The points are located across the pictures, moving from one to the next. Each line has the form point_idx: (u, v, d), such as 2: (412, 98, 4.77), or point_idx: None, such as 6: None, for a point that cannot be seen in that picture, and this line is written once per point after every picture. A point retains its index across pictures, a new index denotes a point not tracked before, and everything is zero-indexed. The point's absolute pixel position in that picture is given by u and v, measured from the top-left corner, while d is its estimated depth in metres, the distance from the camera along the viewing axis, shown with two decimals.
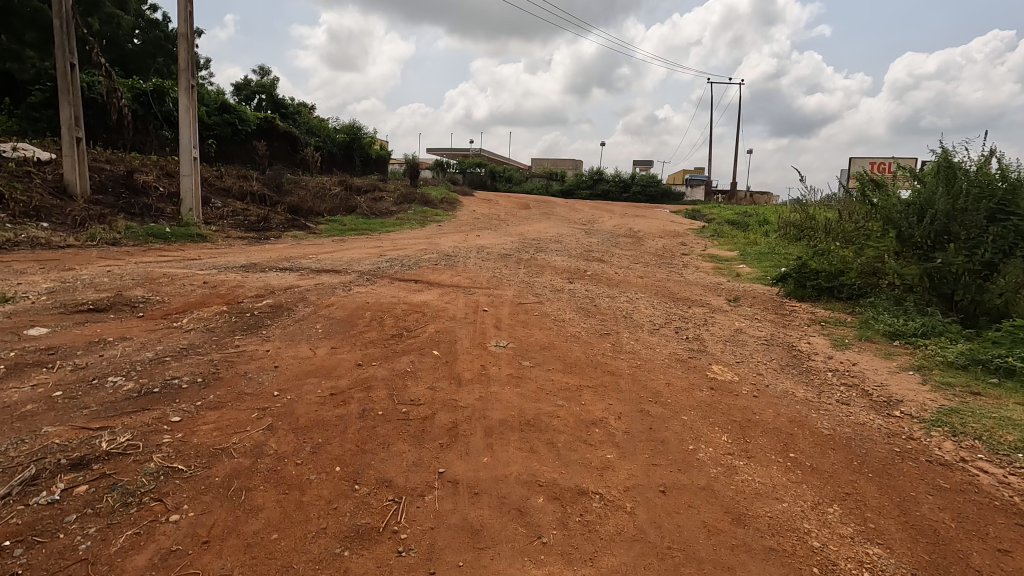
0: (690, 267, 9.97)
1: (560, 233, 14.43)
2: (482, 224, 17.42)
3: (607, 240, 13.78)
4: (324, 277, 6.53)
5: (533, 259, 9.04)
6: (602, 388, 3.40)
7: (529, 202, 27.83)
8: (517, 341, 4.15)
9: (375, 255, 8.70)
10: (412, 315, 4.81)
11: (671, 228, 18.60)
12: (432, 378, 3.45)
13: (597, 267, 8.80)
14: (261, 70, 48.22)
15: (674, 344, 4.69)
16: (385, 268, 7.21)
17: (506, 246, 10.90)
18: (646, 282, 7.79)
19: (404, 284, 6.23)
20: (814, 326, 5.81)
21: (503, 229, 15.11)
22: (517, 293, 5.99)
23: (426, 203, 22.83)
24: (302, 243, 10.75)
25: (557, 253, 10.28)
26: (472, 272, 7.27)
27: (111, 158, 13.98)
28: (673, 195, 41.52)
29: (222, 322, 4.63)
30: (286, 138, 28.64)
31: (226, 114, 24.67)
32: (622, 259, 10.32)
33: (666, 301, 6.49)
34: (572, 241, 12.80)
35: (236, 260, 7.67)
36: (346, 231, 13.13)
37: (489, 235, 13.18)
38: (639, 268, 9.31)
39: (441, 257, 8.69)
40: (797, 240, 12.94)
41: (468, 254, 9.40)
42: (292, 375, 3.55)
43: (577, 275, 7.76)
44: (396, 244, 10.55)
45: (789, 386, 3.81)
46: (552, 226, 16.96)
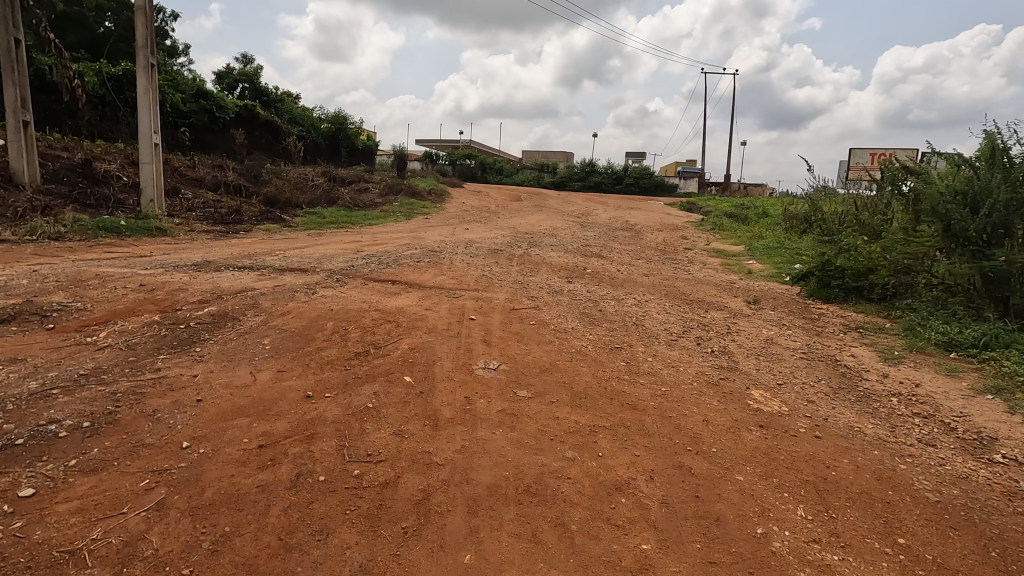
0: (697, 263, 9.21)
1: (554, 227, 13.62)
2: (471, 216, 16.54)
3: (605, 234, 12.98)
4: (287, 278, 5.66)
5: (527, 255, 8.22)
6: (623, 431, 2.59)
7: (520, 195, 26.98)
8: (510, 361, 3.34)
9: (351, 250, 7.84)
10: (383, 327, 3.97)
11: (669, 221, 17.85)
12: (400, 418, 2.63)
13: (597, 264, 7.99)
14: (244, 58, 46.76)
15: (699, 361, 3.90)
16: (360, 267, 6.36)
17: (497, 240, 10.07)
18: (653, 281, 7.00)
19: (379, 286, 5.39)
20: (852, 334, 5.05)
21: (494, 222, 14.25)
22: (510, 297, 5.18)
23: (414, 195, 21.90)
24: (274, 238, 9.85)
25: (552, 248, 9.46)
26: (458, 271, 6.44)
27: (70, 145, 12.94)
28: (666, 187, 40.79)
29: (147, 338, 3.75)
30: (267, 127, 27.53)
31: (203, 101, 23.53)
32: (622, 255, 9.52)
33: (679, 304, 5.70)
34: (568, 235, 11.99)
35: (192, 257, 6.77)
36: (325, 225, 12.22)
37: (479, 229, 12.32)
38: (642, 265, 8.51)
39: (424, 254, 7.83)
40: (806, 233, 12.23)
41: (455, 249, 8.56)
42: (215, 414, 2.70)
43: (576, 274, 6.96)
44: (376, 239, 9.66)
45: (853, 420, 3.03)
46: (545, 219, 16.12)
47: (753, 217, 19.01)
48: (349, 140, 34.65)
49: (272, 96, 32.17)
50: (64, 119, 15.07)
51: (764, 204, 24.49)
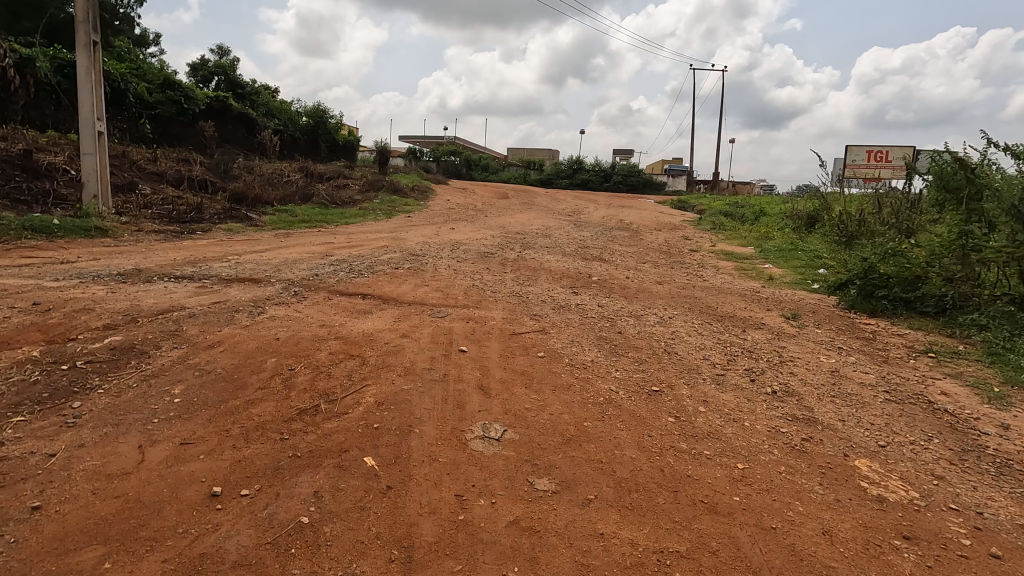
0: (709, 268, 8.30)
1: (547, 226, 12.65)
2: (456, 215, 15.51)
3: (601, 234, 12.05)
4: (231, 292, 4.58)
5: (522, 260, 7.22)
6: (711, 565, 1.63)
7: (507, 192, 25.98)
8: (519, 423, 2.36)
9: (320, 254, 6.78)
10: (344, 365, 2.96)
11: (664, 220, 17.00)
12: (351, 548, 1.63)
13: (602, 270, 7.02)
14: (219, 51, 45.05)
15: (764, 410, 2.94)
16: (326, 276, 5.31)
17: (486, 242, 9.09)
18: (670, 291, 6.05)
19: (345, 303, 4.36)
20: (924, 360, 4.16)
21: (481, 222, 13.24)
22: (509, 317, 4.18)
23: (395, 191, 20.79)
24: (236, 239, 8.75)
25: (549, 250, 8.48)
26: (445, 281, 5.42)
27: (9, 135, 11.63)
28: (654, 185, 40.12)
29: (9, 385, 2.67)
30: (241, 120, 26.15)
31: (170, 91, 22.14)
32: (626, 258, 8.58)
33: (710, 322, 4.75)
34: (562, 235, 11.03)
35: (124, 264, 5.66)
36: (296, 224, 11.12)
37: (465, 229, 11.30)
38: (650, 270, 7.57)
39: (404, 259, 6.81)
40: (816, 233, 11.42)
41: (440, 253, 7.56)
42: (50, 542, 1.67)
43: (581, 282, 6.00)
44: (351, 240, 8.60)
45: (1019, 513, 2.11)
46: (535, 217, 15.17)
47: (750, 216, 18.27)
48: (329, 135, 33.31)
49: (247, 88, 30.71)
50: (9, 108, 13.70)
51: (758, 202, 23.84)
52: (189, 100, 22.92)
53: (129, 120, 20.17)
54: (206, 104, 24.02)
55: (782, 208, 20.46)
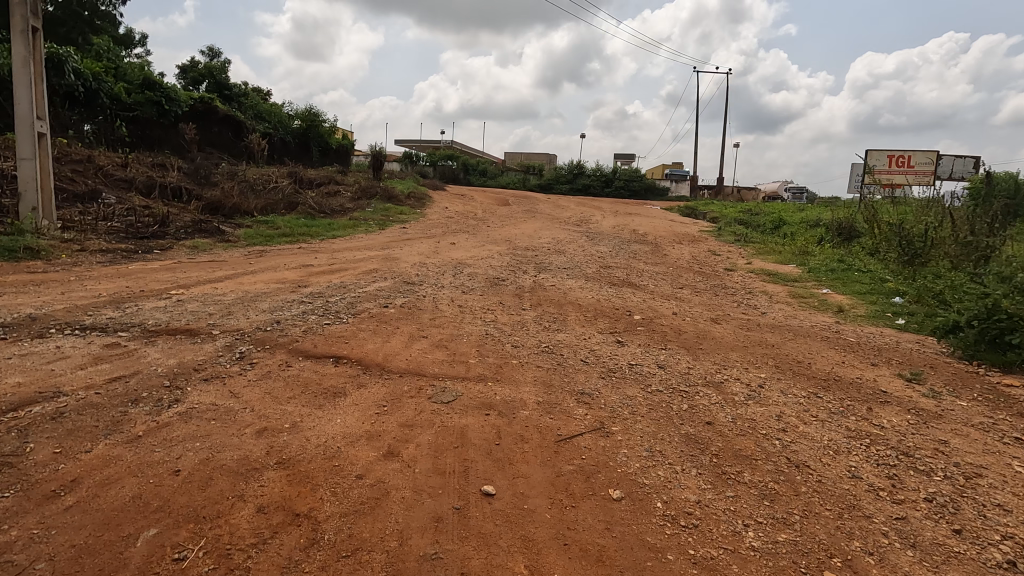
0: (759, 295, 7.03)
1: (558, 240, 11.39)
2: (456, 226, 14.19)
3: (620, 248, 10.75)
4: (147, 357, 3.23)
5: (541, 289, 5.93)
6: None
7: (508, 199, 24.75)
8: None
9: (292, 285, 5.47)
10: (279, 549, 1.64)
11: (681, 230, 15.73)
12: None
13: (640, 303, 5.72)
14: (211, 52, 43.92)
15: None
16: (291, 324, 3.98)
17: (492, 261, 7.79)
18: (736, 334, 4.75)
19: (307, 377, 3.03)
20: None
21: (484, 234, 11.98)
22: (545, 399, 2.86)
23: (389, 199, 19.45)
24: (199, 259, 7.42)
25: (569, 274, 7.19)
26: (449, 329, 4.11)
27: None
28: (657, 191, 38.90)
29: None
30: (227, 123, 24.83)
31: (149, 91, 21.01)
32: (658, 283, 7.29)
33: (817, 393, 3.45)
34: (577, 251, 9.74)
35: (27, 304, 4.31)
36: (274, 239, 9.80)
37: (468, 244, 10.00)
38: (696, 301, 6.27)
39: (396, 290, 5.50)
40: (863, 249, 10.16)
41: (441, 279, 6.24)
42: None
43: (622, 325, 4.70)
44: (335, 262, 7.31)
45: None
46: (542, 228, 13.88)
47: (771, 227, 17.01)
48: (321, 139, 32.00)
49: (236, 91, 29.39)
50: None
51: (773, 210, 22.64)
52: (171, 101, 21.59)
53: (103, 122, 18.81)
54: (188, 106, 22.73)
55: (801, 217, 19.22)
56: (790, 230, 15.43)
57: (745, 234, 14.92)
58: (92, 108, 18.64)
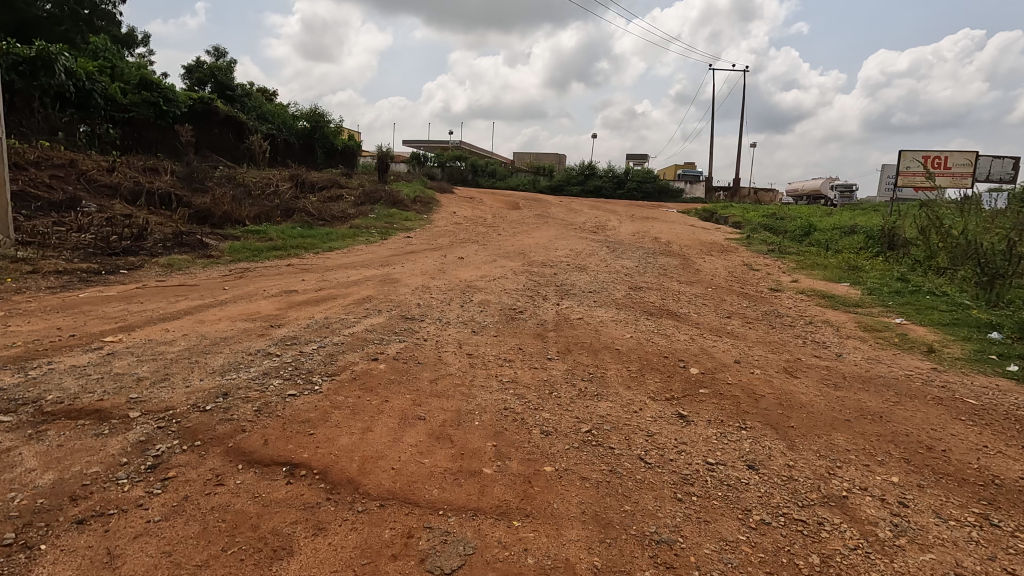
0: (822, 327, 5.93)
1: (576, 252, 10.36)
2: (464, 235, 13.15)
3: (646, 263, 9.67)
4: (14, 469, 2.22)
5: (568, 327, 4.88)
6: None
7: (519, 202, 23.68)
8: None
9: (264, 324, 4.46)
10: None
11: (706, 239, 14.59)
12: None
13: (691, 347, 4.66)
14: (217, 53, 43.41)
15: None
16: (244, 396, 2.96)
17: (507, 284, 6.76)
18: (825, 396, 3.68)
19: (241, 512, 2.00)
20: None
21: (495, 245, 10.97)
22: (603, 564, 1.82)
23: (394, 203, 18.43)
24: (168, 281, 6.46)
25: (597, 301, 6.14)
26: (457, 402, 3.07)
27: None
28: (671, 192, 37.64)
29: None
30: (227, 124, 24.02)
31: (147, 92, 20.41)
32: (701, 311, 6.25)
33: (987, 516, 2.37)
34: (600, 268, 8.67)
35: None
36: (262, 254, 8.82)
37: (477, 258, 9.00)
38: (754, 340, 5.20)
39: (392, 330, 4.48)
40: (922, 264, 9.00)
41: (446, 311, 5.21)
42: None
43: (680, 385, 3.63)
44: (325, 285, 6.33)
45: None
46: (558, 237, 12.85)
47: (803, 236, 15.82)
48: (326, 140, 31.18)
49: (238, 91, 28.56)
50: None
51: (799, 214, 21.40)
52: (168, 101, 20.95)
53: (95, 123, 18.00)
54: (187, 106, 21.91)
55: (832, 224, 18.00)
56: (826, 240, 14.23)
57: (779, 244, 13.74)
58: (85, 109, 17.89)
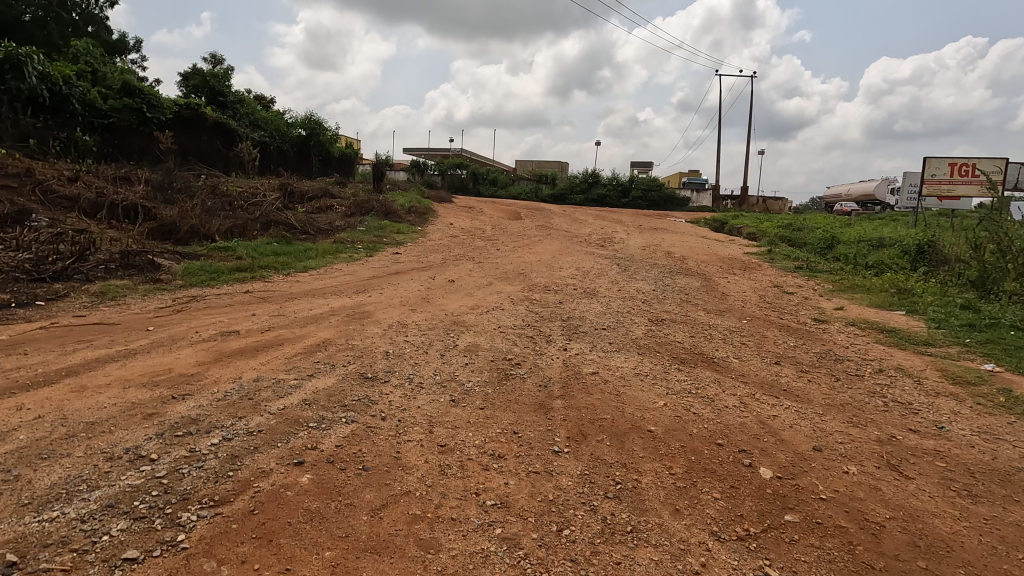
0: (898, 377, 4.72)
1: (583, 272, 9.20)
2: (459, 250, 12.00)
3: (663, 285, 8.50)
4: None
5: (579, 389, 3.67)
6: None
7: (521, 212, 22.58)
8: None
9: (168, 393, 3.27)
10: None
11: (724, 254, 13.40)
12: None
13: (746, 420, 3.45)
14: (215, 61, 42.72)
15: None
16: (42, 569, 1.77)
17: (501, 319, 5.57)
18: (972, 522, 2.45)
19: None
20: None
21: (492, 263, 9.82)
22: None
23: (387, 214, 17.31)
24: (88, 316, 5.31)
25: (614, 343, 4.95)
26: (404, 569, 1.90)
27: None
28: (677, 200, 36.54)
29: None
30: (216, 131, 23.01)
31: (129, 98, 19.45)
32: (742, 355, 5.06)
33: None
34: (612, 293, 7.49)
35: None
36: (222, 276, 7.68)
37: (471, 281, 7.85)
38: (819, 403, 3.99)
39: (340, 401, 3.28)
40: (984, 290, 7.80)
41: (420, 365, 4.03)
42: None
43: (753, 509, 2.41)
44: (280, 321, 5.19)
45: None
46: (563, 253, 11.71)
47: (826, 251, 14.61)
48: (322, 148, 30.21)
49: (231, 97, 27.59)
50: None
51: (817, 225, 20.24)
52: (152, 108, 19.97)
53: (72, 130, 16.97)
54: (172, 113, 20.91)
55: (856, 237, 16.79)
56: (855, 255, 13.02)
57: (804, 260, 12.55)
58: (61, 115, 16.89)
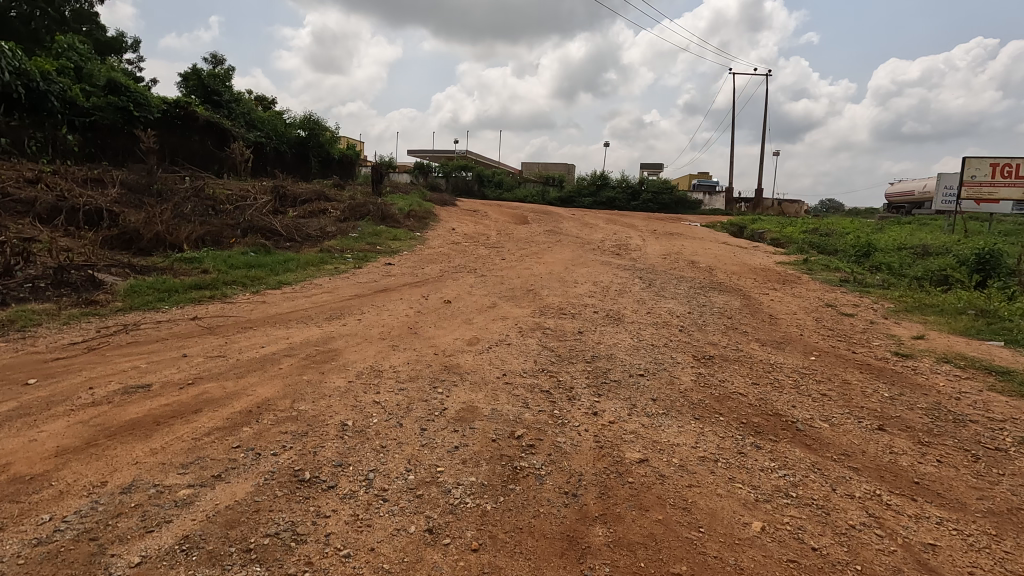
0: None
1: (602, 288, 7.94)
2: (460, 260, 10.76)
3: (698, 305, 7.22)
4: None
5: (624, 504, 2.38)
6: None
7: (527, 216, 21.30)
8: None
9: None
10: None
11: (754, 263, 12.09)
12: None
13: (899, 566, 2.15)
14: (214, 60, 41.66)
15: None
16: None
17: (507, 360, 4.30)
18: None
19: None
20: None
21: (496, 277, 8.58)
22: None
23: (383, 218, 16.07)
24: None
25: (658, 402, 3.67)
26: None
27: None
28: (689, 203, 35.16)
29: None
30: (207, 130, 21.90)
31: (114, 95, 18.33)
32: (830, 416, 3.77)
33: None
34: (641, 317, 6.22)
35: None
36: (174, 296, 6.45)
37: (471, 301, 6.60)
38: (980, 512, 2.68)
39: (243, 540, 2.02)
40: None
41: (386, 451, 2.75)
42: None
43: None
44: (216, 366, 3.94)
45: None
46: (576, 263, 10.45)
47: (864, 260, 13.29)
48: (321, 149, 29.14)
49: (226, 96, 26.28)
50: None
51: (845, 230, 18.89)
52: (139, 106, 18.88)
53: (49, 129, 15.86)
54: (160, 111, 19.80)
55: (893, 244, 15.44)
56: (901, 266, 11.68)
57: (845, 272, 11.24)
58: (37, 113, 15.76)
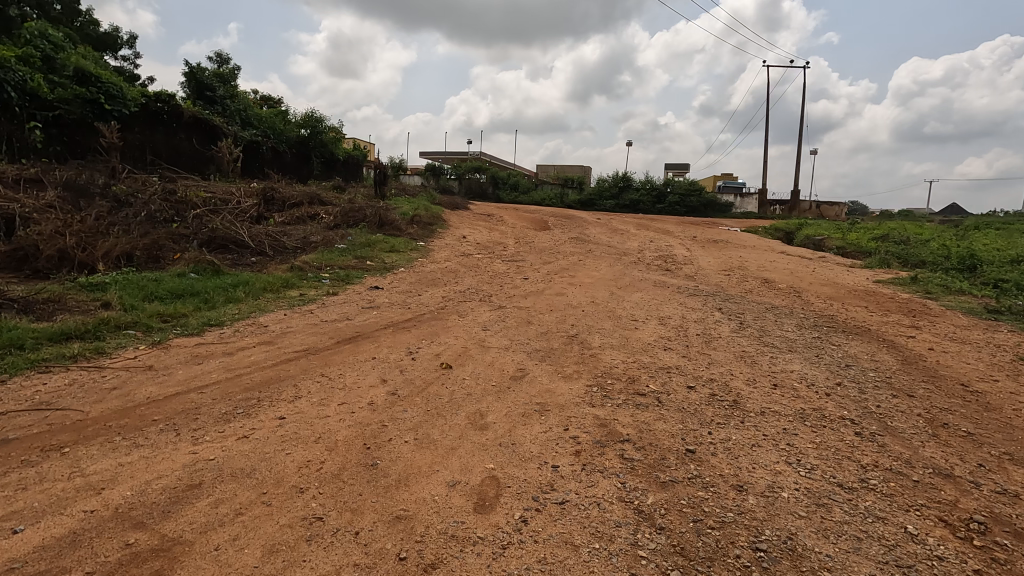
0: None
1: (677, 332, 5.40)
2: (470, 280, 8.30)
3: (837, 364, 4.64)
4: None
5: None
6: None
7: (547, 221, 18.77)
8: None
9: None
10: None
11: (846, 282, 9.43)
12: None
13: None
14: (218, 57, 39.84)
15: None
16: None
17: None
18: None
19: None
20: None
21: (519, 311, 6.05)
22: None
23: (383, 224, 13.68)
24: None
25: None
26: None
27: None
28: (719, 206, 32.39)
29: None
30: (193, 128, 19.73)
31: (83, 86, 16.20)
32: None
33: None
34: (774, 403, 3.65)
35: None
36: (14, 357, 4.04)
37: (484, 366, 4.09)
38: None
39: None
40: None
41: None
42: None
43: None
44: None
45: None
46: (623, 286, 7.91)
47: (973, 276, 10.59)
48: (323, 148, 26.99)
49: (220, 91, 23.88)
50: None
51: (922, 238, 16.06)
52: (112, 98, 16.73)
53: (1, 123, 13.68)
54: (138, 105, 17.64)
55: (998, 254, 12.63)
56: None
57: (975, 295, 8.54)
58: None
